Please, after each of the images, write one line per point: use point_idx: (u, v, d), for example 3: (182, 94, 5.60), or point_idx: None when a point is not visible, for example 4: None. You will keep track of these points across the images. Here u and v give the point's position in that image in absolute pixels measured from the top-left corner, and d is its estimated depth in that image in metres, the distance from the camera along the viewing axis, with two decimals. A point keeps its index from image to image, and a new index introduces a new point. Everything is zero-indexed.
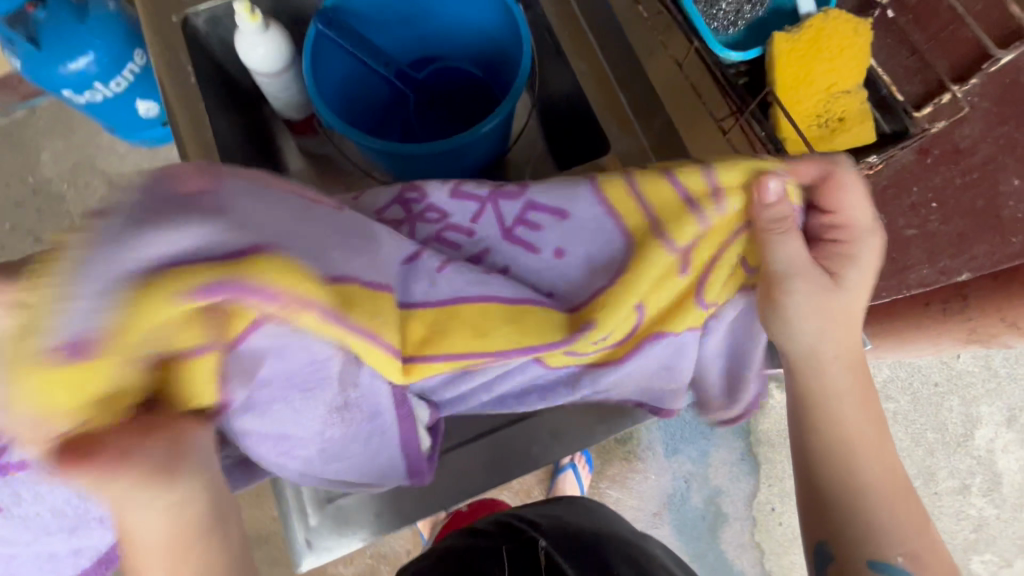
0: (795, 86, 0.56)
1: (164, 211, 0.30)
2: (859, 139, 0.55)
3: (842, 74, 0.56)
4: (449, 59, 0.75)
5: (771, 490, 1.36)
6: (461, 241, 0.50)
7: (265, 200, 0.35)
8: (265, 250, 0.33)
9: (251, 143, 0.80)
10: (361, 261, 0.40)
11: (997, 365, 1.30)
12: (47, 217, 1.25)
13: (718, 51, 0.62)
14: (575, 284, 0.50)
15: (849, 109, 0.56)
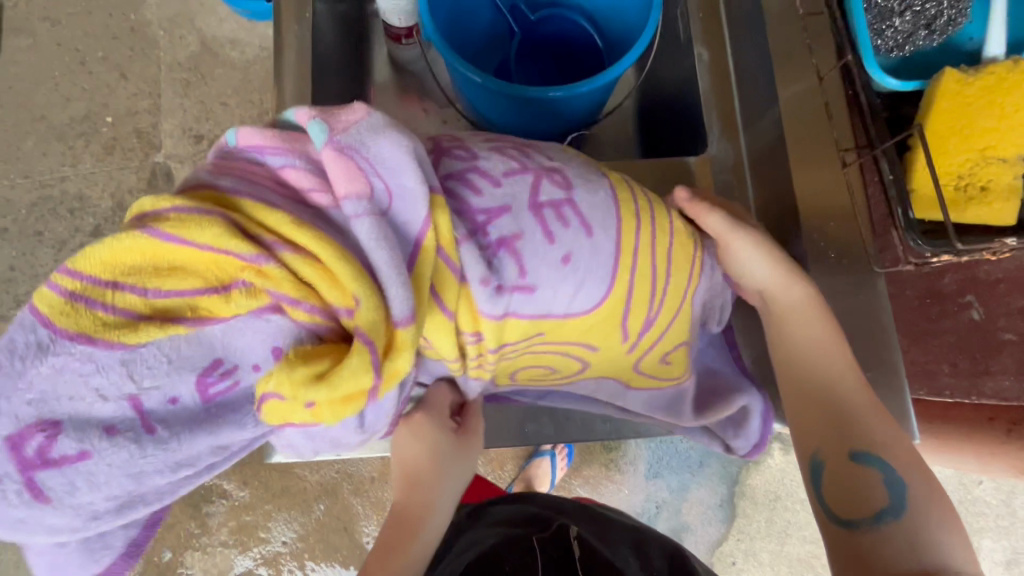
0: (947, 135, 0.45)
1: (372, 199, 0.37)
2: (996, 219, 0.46)
3: (1008, 133, 0.45)
4: (567, 8, 0.70)
5: (738, 544, 1.33)
6: (482, 190, 0.45)
7: (376, 176, 0.38)
8: (419, 235, 0.39)
9: (346, 39, 0.79)
10: (403, 188, 0.38)
11: (1017, 505, 1.22)
12: (136, 57, 1.27)
13: (872, 76, 0.48)
14: (586, 272, 0.46)
15: (998, 181, 0.46)
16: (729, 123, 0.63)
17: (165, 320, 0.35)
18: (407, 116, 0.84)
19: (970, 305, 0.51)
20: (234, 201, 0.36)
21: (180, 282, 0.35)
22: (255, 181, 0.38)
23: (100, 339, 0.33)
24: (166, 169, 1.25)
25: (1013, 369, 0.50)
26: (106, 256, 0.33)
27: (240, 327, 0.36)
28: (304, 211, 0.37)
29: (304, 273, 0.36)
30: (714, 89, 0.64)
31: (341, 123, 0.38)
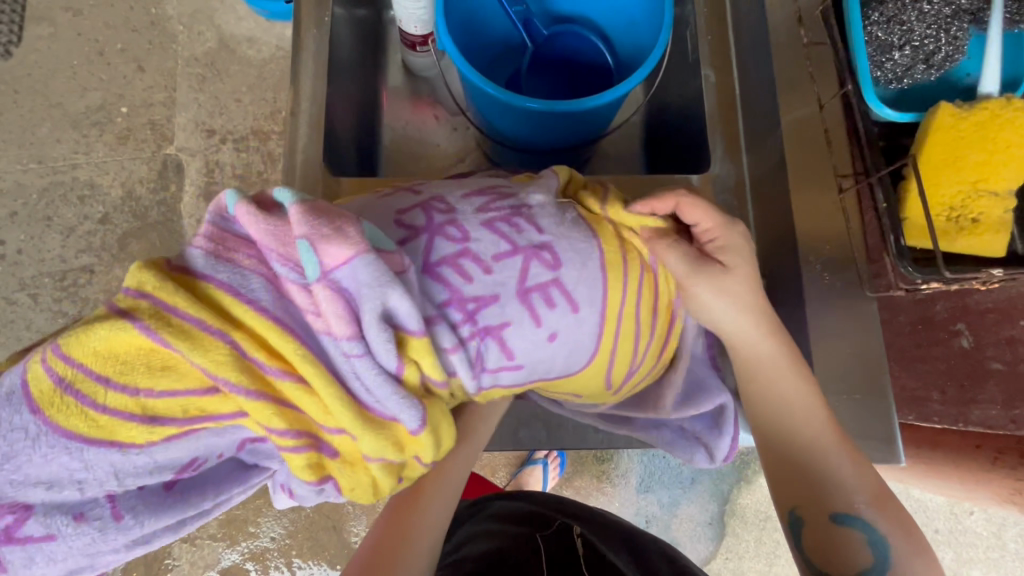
0: (939, 167, 0.46)
1: (356, 353, 0.38)
2: (986, 251, 0.47)
3: (999, 168, 0.46)
4: (579, 25, 0.72)
5: (726, 563, 1.33)
6: (476, 275, 0.46)
7: (357, 329, 0.38)
8: (398, 377, 0.41)
9: (362, 45, 0.81)
10: (382, 341, 0.39)
11: (1007, 536, 1.21)
12: (154, 51, 1.29)
13: (869, 105, 0.49)
14: (574, 349, 0.49)
15: (989, 214, 0.47)
16: (732, 143, 0.64)
17: (153, 421, 0.36)
18: (417, 122, 0.86)
19: (959, 332, 0.52)
20: (230, 306, 0.37)
21: (179, 381, 0.37)
22: (244, 275, 0.38)
23: (91, 437, 0.35)
24: (177, 161, 1.27)
25: (999, 399, 0.51)
26: (102, 347, 0.35)
27: (230, 433, 0.40)
28: (296, 328, 0.38)
29: (304, 400, 0.39)
30: (720, 111, 0.65)
31: (335, 256, 0.38)
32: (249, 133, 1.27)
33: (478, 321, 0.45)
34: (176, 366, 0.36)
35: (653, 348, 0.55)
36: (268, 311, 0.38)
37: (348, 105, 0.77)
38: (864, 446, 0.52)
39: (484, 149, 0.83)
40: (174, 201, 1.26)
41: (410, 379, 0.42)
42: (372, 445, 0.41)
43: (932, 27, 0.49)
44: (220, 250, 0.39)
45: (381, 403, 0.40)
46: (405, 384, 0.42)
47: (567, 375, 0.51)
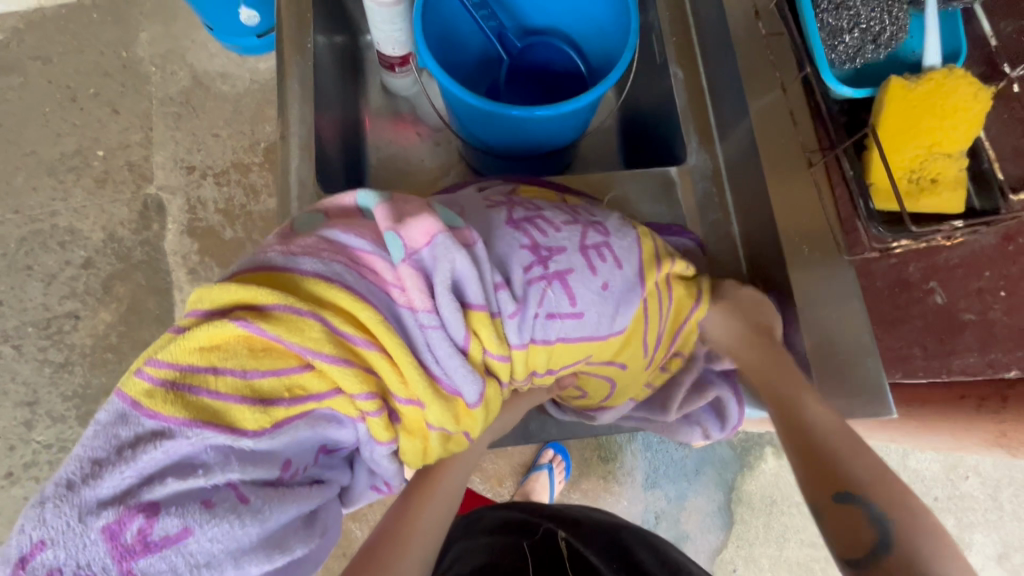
0: (896, 134, 0.50)
1: (433, 312, 0.43)
2: (946, 208, 0.51)
3: (952, 130, 0.49)
4: (550, 36, 0.76)
5: (738, 551, 1.34)
6: (538, 237, 0.51)
7: (434, 293, 0.43)
8: (463, 345, 0.45)
9: (342, 68, 0.84)
10: (453, 302, 0.43)
11: (1003, 498, 1.26)
12: (128, 93, 1.30)
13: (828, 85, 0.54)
14: (617, 314, 0.52)
15: (946, 173, 0.50)
16: (706, 135, 0.68)
17: (267, 403, 0.39)
18: (401, 140, 0.88)
19: (932, 289, 0.55)
20: (313, 291, 0.41)
21: (275, 360, 0.39)
22: (324, 261, 0.42)
23: (212, 421, 0.36)
24: (158, 200, 1.27)
25: (976, 345, 0.54)
26: (204, 337, 0.38)
27: (323, 426, 0.42)
28: (380, 303, 0.43)
29: (384, 370, 0.42)
30: (690, 105, 0.69)
31: (416, 232, 0.44)
32: (229, 166, 1.29)
33: (548, 268, 0.49)
34: (276, 346, 0.39)
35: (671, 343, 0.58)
36: (354, 288, 0.42)
37: (334, 127, 0.79)
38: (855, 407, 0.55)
39: (468, 160, 0.85)
40: (157, 239, 1.26)
41: (474, 346, 0.45)
42: (441, 413, 0.45)
43: (875, 10, 0.52)
44: (298, 246, 0.43)
45: (449, 376, 0.45)
46: (471, 352, 0.45)
47: (610, 339, 0.53)
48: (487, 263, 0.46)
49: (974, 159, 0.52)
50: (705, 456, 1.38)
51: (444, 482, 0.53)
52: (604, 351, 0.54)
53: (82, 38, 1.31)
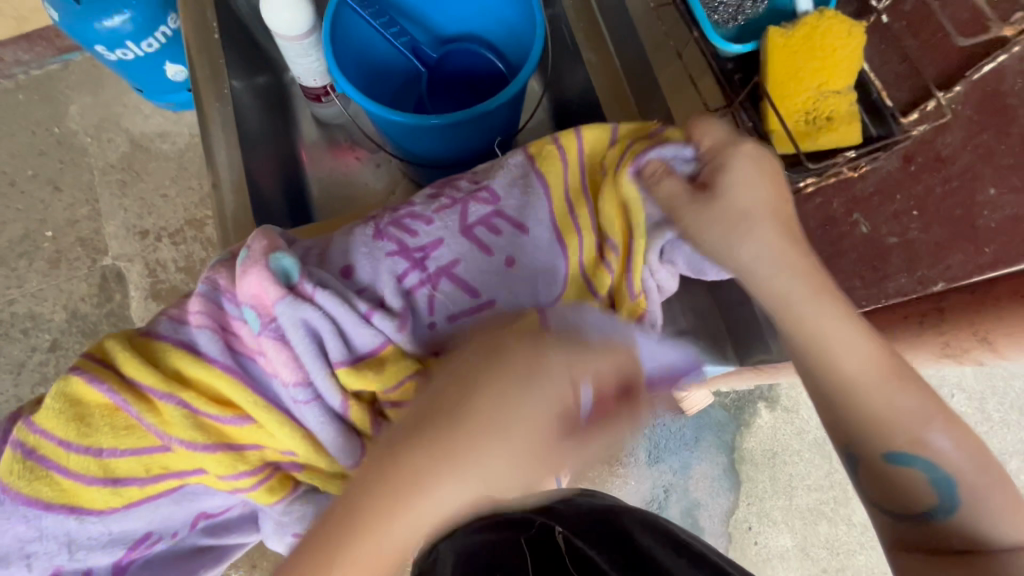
0: (783, 81, 0.52)
1: (303, 368, 0.49)
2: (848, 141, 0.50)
3: (836, 67, 0.50)
4: (465, 41, 0.77)
5: (749, 508, 1.37)
6: (412, 237, 0.54)
7: (287, 351, 0.49)
8: (338, 389, 0.50)
9: (267, 108, 0.84)
10: (310, 359, 0.49)
11: (990, 408, 1.35)
12: (68, 169, 1.28)
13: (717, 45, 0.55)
14: (542, 270, 0.55)
15: (840, 109, 0.50)
16: (627, 111, 0.68)
17: (116, 480, 0.51)
18: (341, 167, 0.88)
19: (857, 222, 0.53)
20: (181, 364, 0.51)
21: (137, 442, 0.51)
22: (197, 333, 0.51)
23: (55, 503, 0.50)
24: (116, 270, 1.25)
25: (905, 266, 0.50)
26: (71, 411, 0.50)
27: (189, 497, 0.54)
28: (241, 373, 0.51)
29: (244, 430, 0.51)
30: (607, 83, 0.69)
31: (261, 302, 0.49)
32: (183, 224, 1.28)
33: (427, 264, 0.54)
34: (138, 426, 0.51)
35: (643, 275, 0.54)
36: (215, 363, 0.50)
37: (267, 166, 0.79)
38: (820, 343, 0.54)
39: (411, 177, 0.86)
40: (123, 309, 1.24)
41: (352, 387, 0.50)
42: (321, 463, 0.53)
43: None
44: (182, 317, 0.53)
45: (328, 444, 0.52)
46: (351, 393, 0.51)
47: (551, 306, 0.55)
48: (332, 314, 0.49)
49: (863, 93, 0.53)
50: (701, 422, 1.40)
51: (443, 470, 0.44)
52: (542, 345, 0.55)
53: (11, 121, 1.28)
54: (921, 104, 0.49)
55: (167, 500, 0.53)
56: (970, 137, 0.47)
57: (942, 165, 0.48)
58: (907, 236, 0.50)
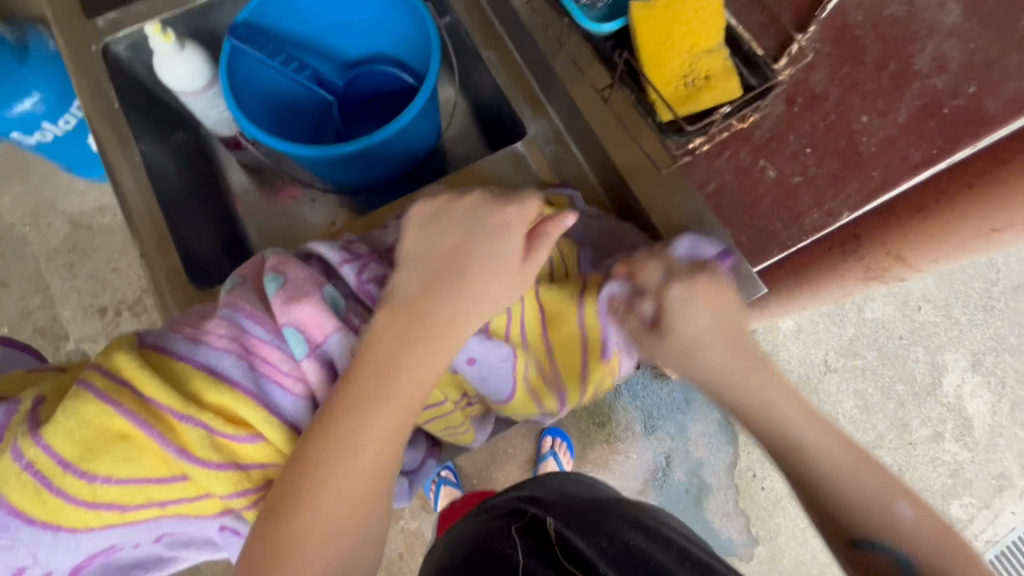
0: (653, 48, 0.47)
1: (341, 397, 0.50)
2: (727, 98, 0.47)
3: (702, 27, 0.47)
4: (370, 62, 0.78)
5: (750, 456, 1.38)
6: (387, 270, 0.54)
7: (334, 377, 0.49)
8: None
9: (184, 163, 0.83)
10: None
11: (956, 313, 1.40)
12: (11, 262, 1.25)
13: (586, 27, 0.50)
14: None
15: (714, 66, 0.47)
16: (535, 102, 0.69)
17: (105, 501, 0.44)
18: (278, 209, 0.88)
19: (765, 169, 0.47)
20: (198, 384, 0.46)
21: (138, 470, 0.44)
22: (217, 355, 0.46)
23: (37, 516, 0.43)
24: (82, 353, 1.23)
25: (813, 201, 0.46)
26: (79, 430, 0.43)
27: (165, 527, 0.48)
28: (264, 397, 0.47)
29: (263, 453, 0.47)
30: (511, 80, 0.71)
31: (312, 327, 0.47)
32: (140, 294, 1.26)
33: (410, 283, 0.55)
34: (140, 450, 0.44)
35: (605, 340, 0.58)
36: (239, 385, 0.46)
37: (191, 224, 0.77)
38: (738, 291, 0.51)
39: (350, 204, 0.86)
40: None
41: None
42: None
43: None
44: (196, 332, 0.47)
45: None
46: None
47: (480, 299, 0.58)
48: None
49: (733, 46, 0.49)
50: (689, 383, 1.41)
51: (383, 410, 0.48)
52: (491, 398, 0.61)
53: None
54: (784, 49, 0.47)
55: (144, 525, 0.46)
56: (834, 73, 0.46)
57: (817, 103, 0.46)
58: (809, 174, 0.46)
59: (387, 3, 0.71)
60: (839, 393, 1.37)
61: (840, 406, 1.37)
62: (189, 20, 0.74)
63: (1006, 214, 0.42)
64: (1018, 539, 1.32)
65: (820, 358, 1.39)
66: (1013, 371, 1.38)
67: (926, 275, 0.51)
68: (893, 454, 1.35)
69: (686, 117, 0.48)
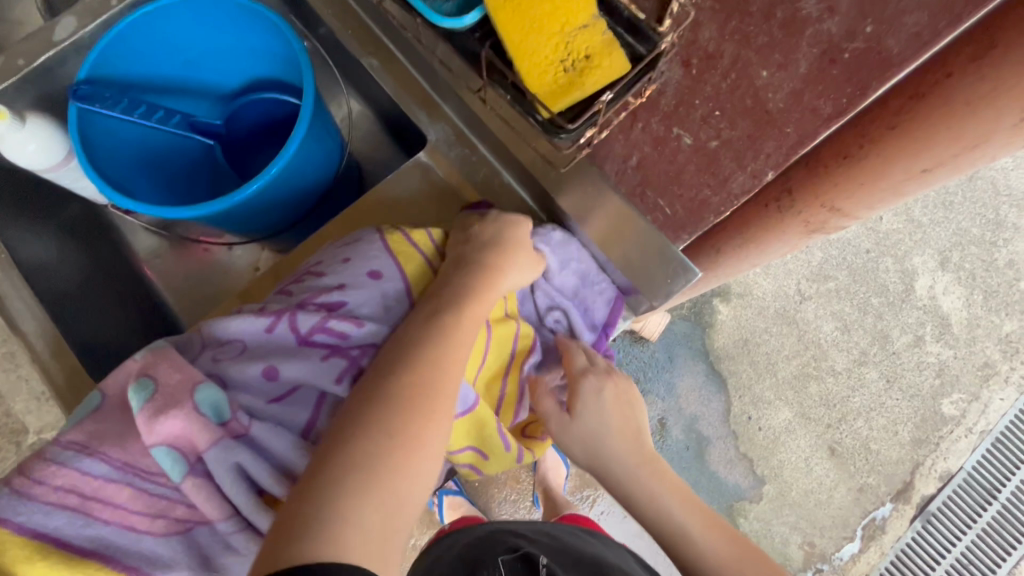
0: (520, 35, 0.41)
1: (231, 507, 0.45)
2: (611, 80, 0.41)
3: (571, 0, 0.40)
4: (251, 91, 0.71)
5: (744, 400, 1.34)
6: (307, 325, 0.50)
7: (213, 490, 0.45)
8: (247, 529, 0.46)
9: (81, 242, 0.75)
10: (239, 493, 0.45)
11: (917, 216, 1.39)
12: None
13: (445, 24, 0.43)
14: (372, 309, 0.53)
15: (591, 45, 0.40)
16: (429, 103, 0.63)
17: None
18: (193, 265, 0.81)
19: (681, 136, 0.43)
20: (15, 557, 0.41)
21: None
22: (45, 512, 0.42)
23: None
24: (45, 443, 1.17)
25: (734, 163, 0.42)
26: None
27: None
28: (109, 547, 0.43)
29: None
30: (400, 85, 0.64)
31: (186, 440, 0.44)
32: None
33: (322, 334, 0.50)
34: None
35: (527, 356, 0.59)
36: (71, 547, 0.42)
37: (91, 309, 0.72)
38: (667, 281, 0.48)
39: (270, 245, 0.79)
40: None
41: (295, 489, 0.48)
42: None
43: None
44: (21, 491, 0.43)
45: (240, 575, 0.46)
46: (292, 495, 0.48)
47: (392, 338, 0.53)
48: (276, 441, 0.47)
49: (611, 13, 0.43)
50: (670, 340, 1.37)
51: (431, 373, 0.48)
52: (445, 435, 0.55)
53: None
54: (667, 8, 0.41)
55: None
56: (722, 28, 0.41)
57: (714, 62, 0.41)
58: (724, 137, 0.42)
59: (247, 26, 0.63)
60: (817, 319, 1.36)
61: (821, 330, 1.36)
62: (32, 85, 0.66)
63: (933, 154, 0.38)
64: (1012, 422, 1.33)
65: (793, 288, 1.37)
66: (980, 261, 1.39)
67: (870, 217, 0.47)
68: (879, 367, 1.35)
69: (570, 109, 0.42)
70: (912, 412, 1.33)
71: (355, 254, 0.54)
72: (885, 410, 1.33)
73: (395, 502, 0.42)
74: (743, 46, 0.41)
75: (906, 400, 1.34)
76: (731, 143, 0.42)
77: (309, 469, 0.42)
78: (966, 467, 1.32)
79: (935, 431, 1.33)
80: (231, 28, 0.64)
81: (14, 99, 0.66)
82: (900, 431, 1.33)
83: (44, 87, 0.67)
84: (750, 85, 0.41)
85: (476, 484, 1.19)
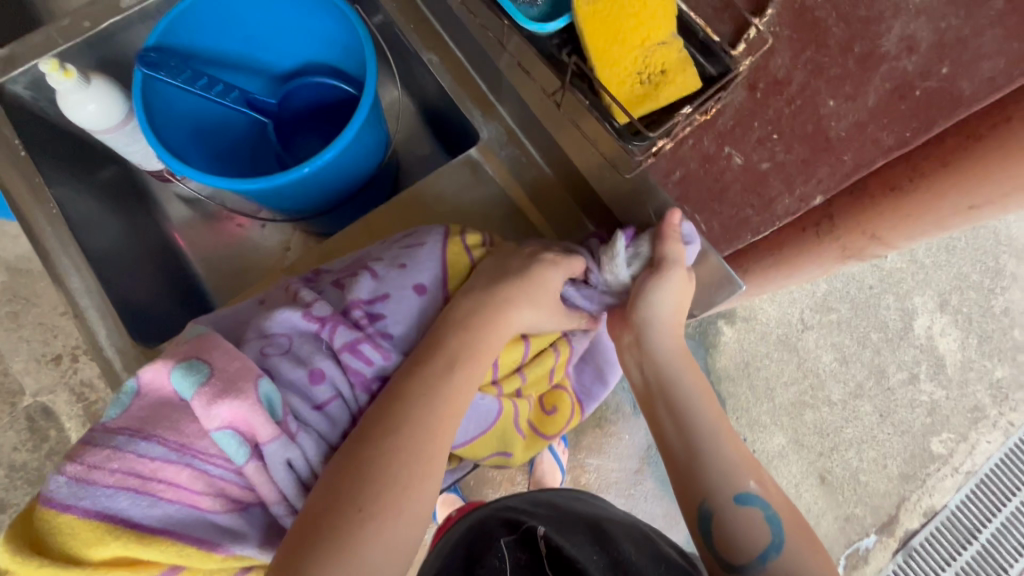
0: (605, 46, 0.45)
1: (291, 487, 0.47)
2: (684, 93, 0.45)
3: (653, 19, 0.44)
4: (306, 73, 0.72)
5: (739, 421, 1.36)
6: (351, 334, 0.51)
7: (270, 474, 0.45)
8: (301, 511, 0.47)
9: (118, 205, 0.75)
10: (287, 482, 0.46)
11: (921, 257, 1.43)
12: None
13: (530, 28, 0.47)
14: (405, 322, 0.55)
15: (669, 61, 0.45)
16: (484, 103, 0.67)
17: None
18: (224, 238, 0.82)
19: (731, 156, 0.46)
20: (86, 539, 0.40)
21: None
22: (108, 495, 0.41)
23: None
24: (42, 406, 1.15)
25: (783, 184, 0.44)
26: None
27: None
28: (179, 526, 0.42)
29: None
30: (457, 82, 0.68)
31: (247, 427, 0.44)
32: None
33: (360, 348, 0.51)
34: None
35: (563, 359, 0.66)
36: (142, 526, 0.41)
37: (130, 275, 0.72)
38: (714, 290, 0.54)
39: (305, 229, 0.81)
40: (62, 443, 1.15)
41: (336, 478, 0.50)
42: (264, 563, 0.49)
43: None
44: (83, 473, 0.41)
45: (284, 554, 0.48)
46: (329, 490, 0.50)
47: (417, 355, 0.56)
48: (311, 453, 0.48)
49: (687, 35, 0.46)
50: None
51: (454, 382, 0.50)
52: (475, 450, 0.62)
53: None
54: (742, 34, 0.44)
55: None
56: (795, 57, 0.43)
57: (781, 88, 0.44)
58: (777, 159, 0.44)
59: (314, 11, 0.65)
60: (817, 348, 1.39)
61: (820, 360, 1.39)
62: (96, 46, 0.67)
63: (985, 190, 0.42)
64: (996, 465, 1.37)
65: (796, 315, 1.40)
66: (977, 306, 1.43)
67: (899, 248, 0.50)
68: (873, 401, 1.38)
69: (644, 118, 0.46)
70: (902, 447, 1.36)
71: (413, 262, 0.57)
72: (876, 443, 1.36)
73: (412, 503, 0.46)
74: (808, 76, 0.43)
75: (897, 435, 1.37)
76: (784, 164, 0.44)
77: (334, 474, 0.45)
78: (950, 505, 1.34)
79: (922, 469, 1.35)
80: (299, 11, 0.66)
81: (78, 57, 0.67)
82: (889, 464, 1.36)
83: (106, 49, 0.69)
84: (809, 112, 0.43)
85: (471, 482, 1.20)
